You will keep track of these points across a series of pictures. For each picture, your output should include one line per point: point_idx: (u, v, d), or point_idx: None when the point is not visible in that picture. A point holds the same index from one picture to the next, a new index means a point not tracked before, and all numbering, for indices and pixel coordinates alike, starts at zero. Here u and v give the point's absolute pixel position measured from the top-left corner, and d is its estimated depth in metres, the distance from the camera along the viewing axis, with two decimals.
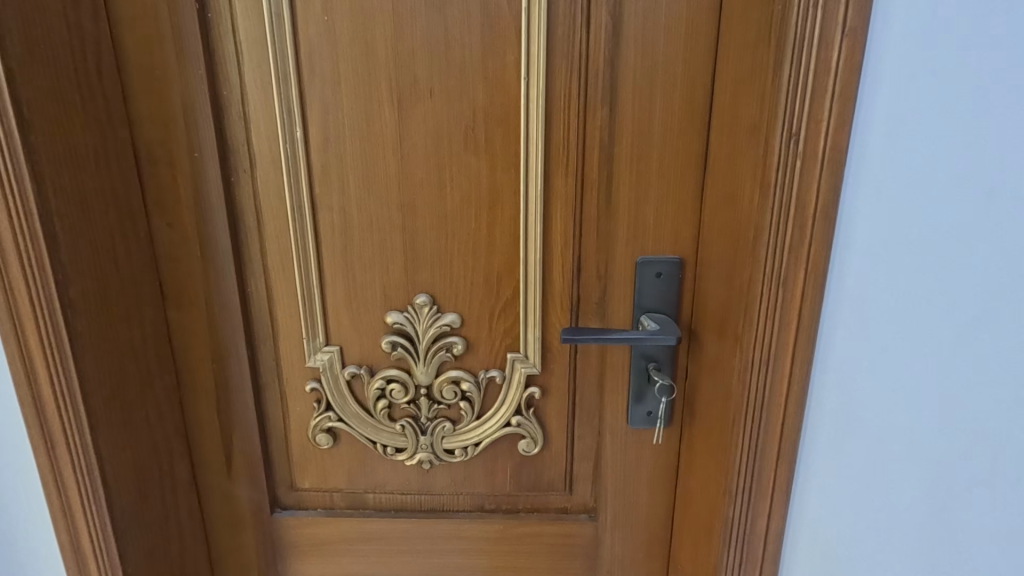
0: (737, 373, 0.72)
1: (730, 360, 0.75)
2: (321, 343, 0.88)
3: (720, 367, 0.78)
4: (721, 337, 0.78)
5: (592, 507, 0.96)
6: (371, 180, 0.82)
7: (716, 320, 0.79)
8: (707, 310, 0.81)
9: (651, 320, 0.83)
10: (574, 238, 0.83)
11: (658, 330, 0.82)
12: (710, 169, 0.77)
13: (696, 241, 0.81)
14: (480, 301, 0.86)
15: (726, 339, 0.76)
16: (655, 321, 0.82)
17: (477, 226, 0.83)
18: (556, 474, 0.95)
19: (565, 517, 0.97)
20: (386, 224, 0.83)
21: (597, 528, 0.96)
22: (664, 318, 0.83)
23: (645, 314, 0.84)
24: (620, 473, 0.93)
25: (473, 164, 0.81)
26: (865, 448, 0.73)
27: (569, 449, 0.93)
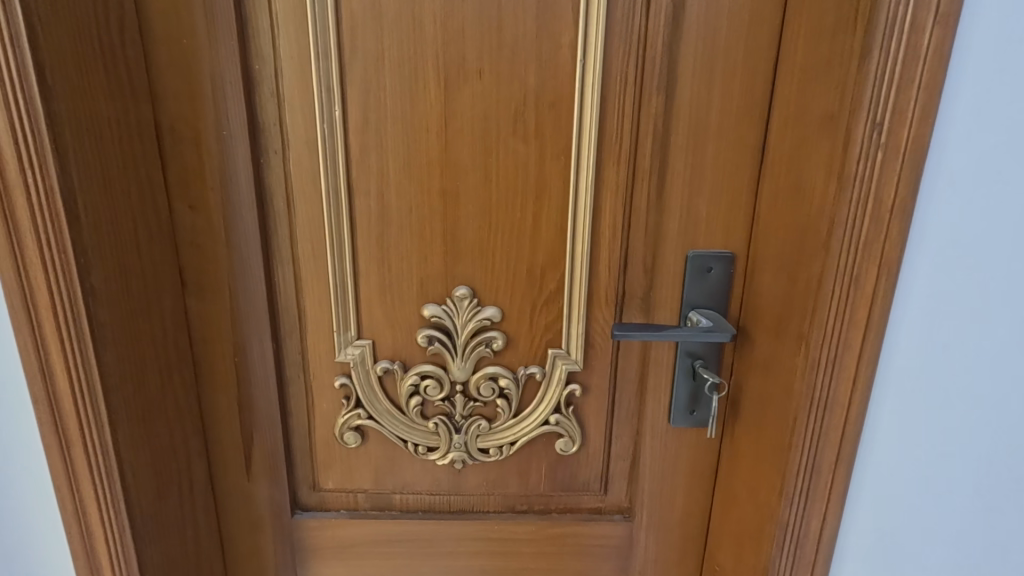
0: (797, 373, 0.70)
1: (788, 360, 0.72)
2: (352, 337, 0.84)
3: (774, 366, 0.75)
4: (775, 334, 0.75)
5: (626, 508, 0.94)
6: (411, 166, 0.77)
7: (770, 319, 0.76)
8: (759, 306, 0.78)
9: (702, 317, 0.80)
10: (623, 229, 0.80)
11: (710, 328, 0.79)
12: (769, 159, 0.74)
13: (753, 234, 0.78)
14: (522, 296, 0.83)
15: (783, 337, 0.73)
16: (706, 318, 0.80)
17: (522, 216, 0.79)
18: (592, 473, 0.92)
19: (599, 517, 0.94)
20: (426, 212, 0.79)
21: (631, 529, 0.94)
22: (714, 316, 0.80)
23: (694, 311, 0.81)
24: (658, 473, 0.91)
25: (520, 150, 0.77)
26: (920, 451, 0.71)
27: (606, 448, 0.90)
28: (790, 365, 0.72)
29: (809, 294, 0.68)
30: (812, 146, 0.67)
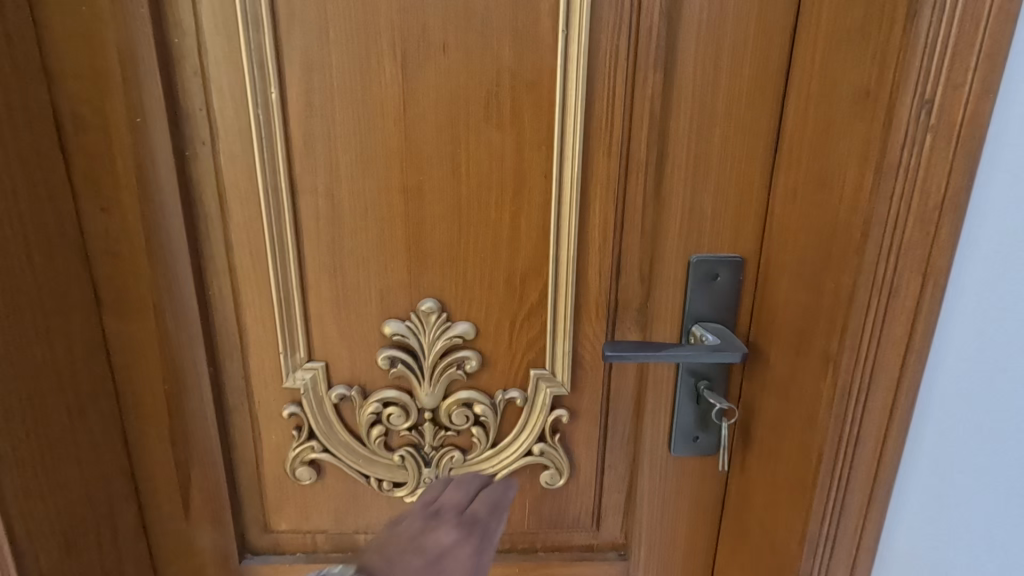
0: (820, 400, 0.59)
1: (807, 384, 0.60)
2: (302, 359, 0.72)
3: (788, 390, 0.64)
4: (789, 352, 0.64)
5: (622, 545, 0.82)
6: (365, 157, 0.65)
7: (784, 333, 0.65)
8: (771, 320, 0.67)
9: (707, 333, 0.69)
10: (616, 230, 0.69)
11: (716, 345, 0.68)
12: (786, 147, 0.63)
13: (768, 234, 0.67)
14: (499, 308, 0.72)
15: (801, 357, 0.62)
16: (711, 334, 0.69)
17: (497, 216, 0.68)
18: (582, 508, 0.81)
19: (591, 556, 0.83)
20: (384, 211, 0.67)
21: (628, 569, 0.83)
22: (721, 331, 0.70)
23: (697, 325, 0.70)
24: (657, 507, 0.80)
25: (494, 138, 0.65)
26: (992, 506, 0.56)
27: (598, 479, 0.79)
28: (809, 391, 0.60)
29: (833, 306, 0.56)
30: (840, 130, 0.55)
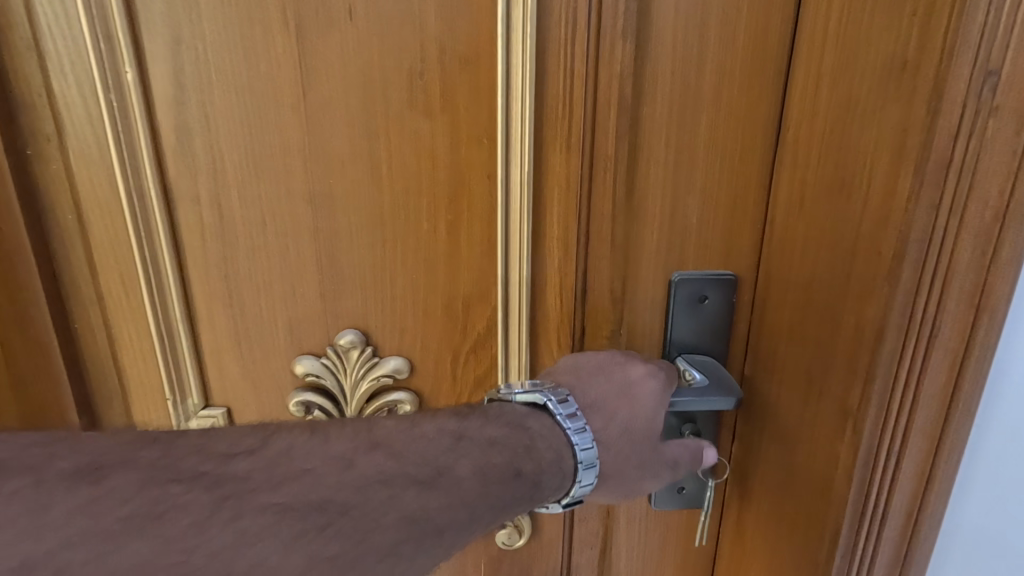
0: (833, 464, 0.46)
1: (816, 442, 0.48)
2: (195, 405, 0.59)
3: (791, 446, 0.51)
4: (792, 400, 0.51)
5: None
6: (258, 155, 0.51)
7: (785, 376, 0.51)
8: (770, 356, 0.54)
9: (692, 369, 0.56)
10: (580, 243, 0.55)
11: (701, 386, 0.55)
12: (790, 140, 0.50)
13: (766, 249, 0.54)
14: (438, 340, 0.58)
15: (807, 405, 0.49)
16: (696, 371, 0.56)
17: (430, 228, 0.54)
18: (547, 569, 0.68)
19: None
20: (286, 224, 0.54)
21: None
22: (709, 366, 0.56)
23: (681, 358, 0.57)
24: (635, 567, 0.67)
25: (421, 130, 0.52)
26: None
27: (566, 537, 0.66)
28: (819, 452, 0.47)
29: (851, 348, 0.43)
30: (861, 117, 0.42)
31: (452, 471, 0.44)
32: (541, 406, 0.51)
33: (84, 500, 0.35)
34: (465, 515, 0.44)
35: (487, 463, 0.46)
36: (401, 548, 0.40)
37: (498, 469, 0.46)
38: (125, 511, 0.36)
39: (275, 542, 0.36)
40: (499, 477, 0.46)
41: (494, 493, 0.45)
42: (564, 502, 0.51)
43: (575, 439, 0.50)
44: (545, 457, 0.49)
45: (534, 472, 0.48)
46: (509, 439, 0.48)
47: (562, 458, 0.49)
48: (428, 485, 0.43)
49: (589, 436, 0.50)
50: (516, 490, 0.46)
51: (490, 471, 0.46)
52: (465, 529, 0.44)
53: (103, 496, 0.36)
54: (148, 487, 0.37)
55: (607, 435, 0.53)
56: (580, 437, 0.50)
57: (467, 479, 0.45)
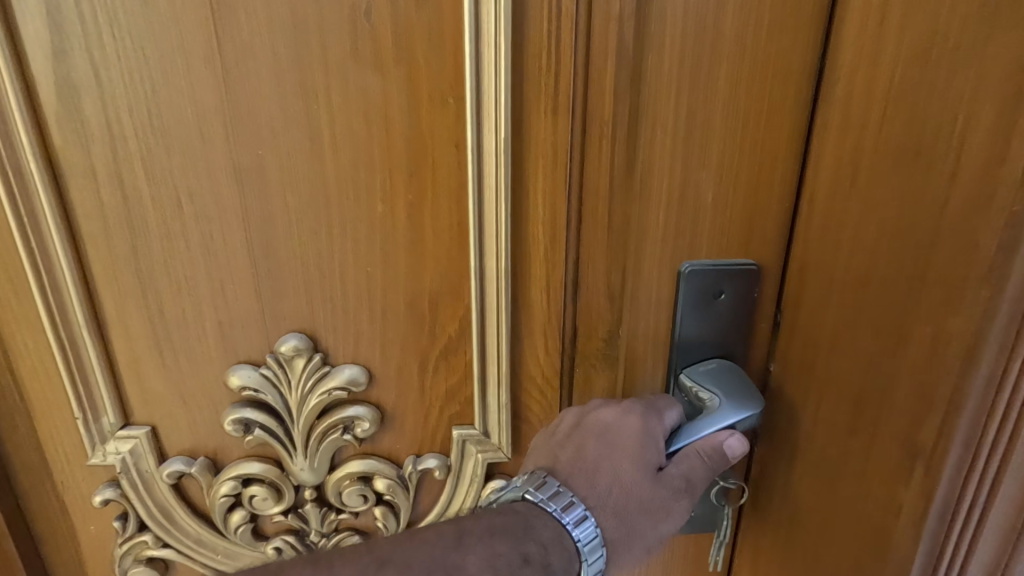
0: (894, 508, 0.38)
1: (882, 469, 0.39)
2: (111, 425, 0.49)
3: (832, 478, 0.43)
4: (834, 424, 0.42)
5: None
6: (165, 121, 0.41)
7: (827, 394, 0.43)
8: (805, 366, 0.45)
9: (704, 388, 0.47)
10: (570, 229, 0.46)
11: (716, 409, 0.47)
12: (836, 97, 0.40)
13: (800, 236, 0.45)
14: (401, 345, 0.49)
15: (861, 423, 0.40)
16: (709, 390, 0.47)
17: (385, 211, 0.45)
18: None
19: None
20: (206, 206, 0.43)
21: None
22: (726, 379, 0.47)
23: (687, 371, 0.49)
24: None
25: (370, 87, 0.41)
26: None
27: None
28: (874, 492, 0.39)
29: (924, 368, 0.35)
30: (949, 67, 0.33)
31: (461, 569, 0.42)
32: (522, 498, 0.46)
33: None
34: None
35: (493, 554, 0.43)
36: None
37: (505, 558, 0.42)
38: None
39: None
40: (509, 566, 0.42)
41: None
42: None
43: (566, 520, 0.45)
44: (546, 532, 0.44)
45: (541, 554, 0.43)
46: (507, 524, 0.44)
47: (562, 539, 0.44)
48: None
49: (581, 510, 0.45)
50: None
51: (498, 564, 0.42)
52: None
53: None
54: None
55: (601, 501, 0.46)
56: (569, 516, 0.45)
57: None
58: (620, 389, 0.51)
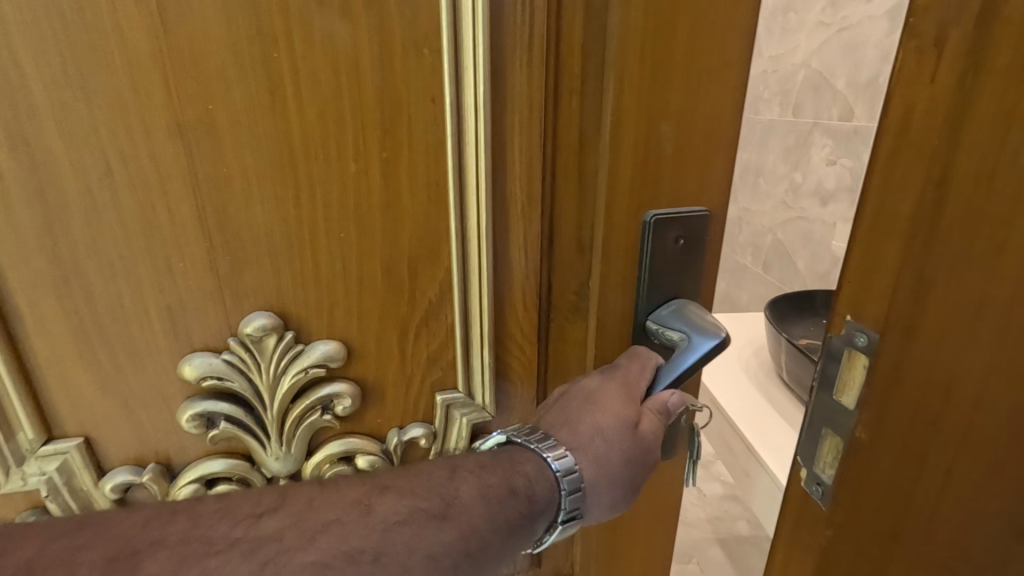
0: None
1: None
2: (31, 442, 0.43)
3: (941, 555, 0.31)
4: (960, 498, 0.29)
5: None
6: (85, 73, 0.35)
7: (961, 462, 0.29)
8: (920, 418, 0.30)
9: (673, 329, 0.49)
10: (544, 186, 0.47)
11: (687, 345, 0.49)
12: (1003, 15, 0.25)
13: (917, 231, 0.30)
14: (379, 316, 0.47)
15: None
16: (677, 329, 0.49)
17: (358, 173, 0.42)
18: None
19: None
20: (144, 172, 0.38)
21: None
22: (694, 318, 0.49)
23: (653, 318, 0.50)
24: (614, 535, 0.61)
25: (337, 38, 0.38)
26: None
27: None
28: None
29: None
30: None
31: (455, 501, 0.42)
32: (508, 440, 0.49)
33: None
34: (471, 550, 0.41)
35: (483, 485, 0.44)
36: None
37: (495, 489, 0.44)
38: None
39: None
40: (498, 497, 0.44)
41: (497, 515, 0.43)
42: (561, 520, 0.47)
43: (551, 457, 0.46)
44: (527, 467, 0.46)
45: (526, 487, 0.45)
46: (495, 462, 0.46)
47: (545, 472, 0.46)
48: (441, 518, 0.42)
49: (565, 451, 0.47)
50: (516, 508, 0.44)
51: (491, 494, 0.44)
52: (494, 554, 0.43)
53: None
54: (190, 543, 0.37)
55: (582, 448, 0.48)
56: (554, 453, 0.47)
57: (468, 505, 0.43)
58: (592, 341, 0.52)
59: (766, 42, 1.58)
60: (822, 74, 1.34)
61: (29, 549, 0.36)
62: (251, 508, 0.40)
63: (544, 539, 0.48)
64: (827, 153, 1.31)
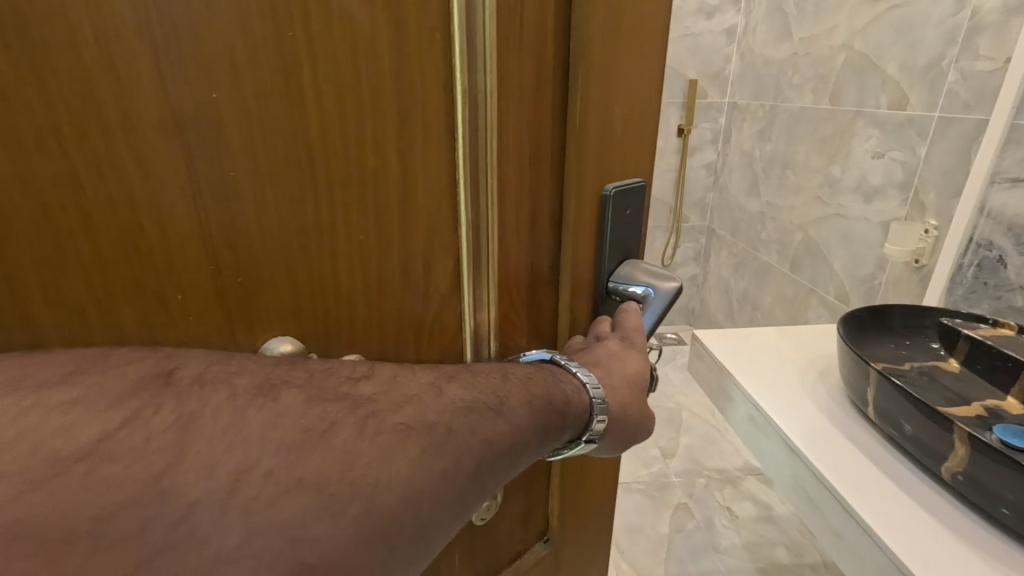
0: None
1: None
2: None
3: None
4: None
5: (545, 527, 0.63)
6: (42, 47, 0.24)
7: None
8: None
9: (632, 284, 0.50)
10: (538, 168, 0.44)
11: (654, 296, 0.50)
12: None
13: None
14: (397, 321, 0.40)
15: None
16: (639, 284, 0.50)
17: (377, 169, 0.34)
18: (513, 512, 0.58)
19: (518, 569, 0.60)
20: (127, 187, 0.27)
21: (556, 559, 0.63)
22: (646, 270, 0.50)
23: (613, 283, 0.51)
24: (591, 476, 0.61)
25: (355, 15, 0.30)
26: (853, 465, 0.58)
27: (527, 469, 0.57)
28: None
29: None
30: None
31: (507, 400, 0.37)
32: (550, 359, 0.45)
33: (271, 415, 0.29)
34: (516, 451, 0.37)
35: (530, 395, 0.39)
36: (490, 469, 0.35)
37: (540, 400, 0.39)
38: (302, 427, 0.29)
39: (407, 462, 0.31)
40: (542, 407, 0.39)
41: (544, 425, 0.39)
42: (584, 439, 0.44)
43: (589, 383, 0.43)
44: (569, 383, 0.43)
45: (564, 402, 0.41)
46: (538, 374, 0.41)
47: (581, 394, 0.43)
48: (495, 412, 0.36)
49: (598, 381, 0.44)
50: (552, 422, 0.40)
51: (536, 403, 0.39)
52: (533, 450, 0.39)
53: (290, 413, 0.30)
54: (315, 406, 0.30)
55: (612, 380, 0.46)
56: (591, 376, 0.44)
57: (518, 412, 0.37)
58: (566, 304, 0.49)
59: (799, 26, 1.52)
60: (867, 57, 1.27)
61: (199, 364, 0.29)
62: (348, 371, 0.33)
63: (561, 453, 0.45)
64: (873, 145, 1.25)
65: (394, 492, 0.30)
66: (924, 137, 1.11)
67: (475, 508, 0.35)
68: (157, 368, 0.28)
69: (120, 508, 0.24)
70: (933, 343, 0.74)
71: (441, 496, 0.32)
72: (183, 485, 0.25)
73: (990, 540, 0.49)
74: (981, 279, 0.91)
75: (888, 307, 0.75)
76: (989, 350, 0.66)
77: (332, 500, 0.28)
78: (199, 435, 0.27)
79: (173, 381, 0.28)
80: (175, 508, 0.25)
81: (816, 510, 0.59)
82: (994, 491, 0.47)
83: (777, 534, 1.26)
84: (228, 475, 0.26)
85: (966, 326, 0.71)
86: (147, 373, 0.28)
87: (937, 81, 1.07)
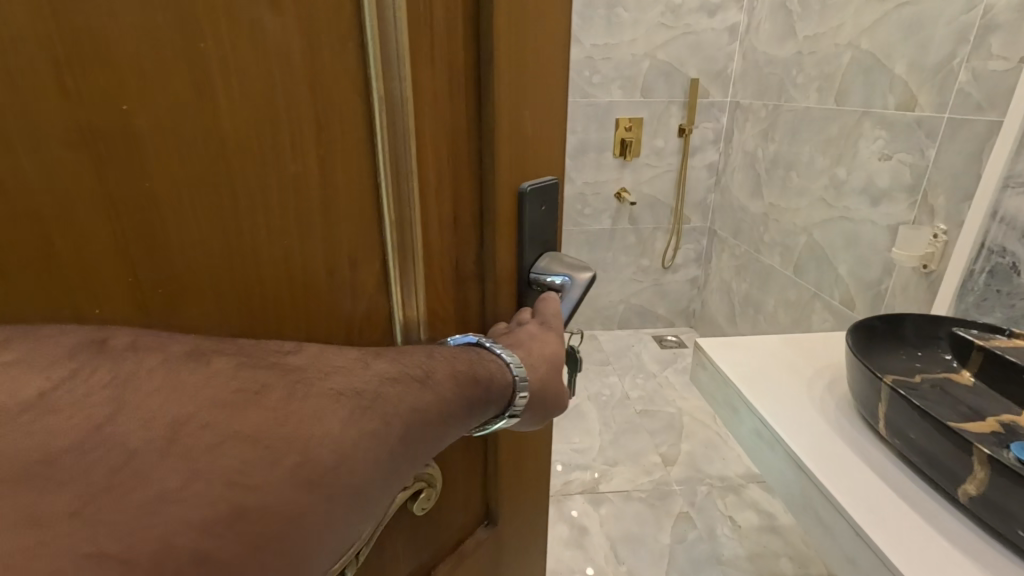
0: None
1: None
2: None
3: None
4: None
5: (489, 513, 0.60)
6: None
7: None
8: None
9: (550, 274, 0.51)
10: (455, 174, 0.42)
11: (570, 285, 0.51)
12: None
13: None
14: (326, 320, 0.37)
15: None
16: (557, 274, 0.51)
17: (297, 172, 0.32)
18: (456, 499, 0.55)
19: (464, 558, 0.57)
20: (31, 195, 0.24)
21: (499, 543, 0.61)
22: (563, 261, 0.52)
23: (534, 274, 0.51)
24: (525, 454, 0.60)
25: (264, 17, 0.28)
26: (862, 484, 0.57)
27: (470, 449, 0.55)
28: None
29: None
30: None
31: (432, 373, 0.36)
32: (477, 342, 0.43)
33: (201, 378, 0.27)
34: (442, 421, 0.36)
35: (455, 369, 0.38)
36: (418, 437, 0.34)
37: (463, 373, 0.39)
38: (235, 385, 0.27)
39: (336, 424, 0.29)
40: (468, 382, 0.39)
41: (467, 401, 0.38)
42: (507, 414, 0.43)
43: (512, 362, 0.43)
44: (490, 365, 0.42)
45: (487, 377, 0.41)
46: (457, 354, 0.40)
47: (504, 373, 0.42)
48: (419, 383, 0.35)
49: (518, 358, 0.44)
50: (473, 398, 0.39)
51: (460, 377, 0.38)
52: (459, 423, 0.38)
53: (221, 374, 0.27)
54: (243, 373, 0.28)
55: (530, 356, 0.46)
56: (512, 356, 0.43)
57: (442, 383, 0.36)
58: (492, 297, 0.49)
59: (804, 25, 1.49)
60: (875, 56, 1.24)
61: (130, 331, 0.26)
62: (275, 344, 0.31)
63: (486, 427, 0.44)
64: (880, 147, 1.23)
65: (327, 447, 0.28)
66: (933, 138, 1.09)
67: (406, 475, 0.34)
68: (89, 336, 0.25)
69: (57, 455, 0.23)
70: (946, 355, 0.71)
71: (373, 459, 0.30)
72: (122, 437, 0.24)
73: (1007, 566, 0.47)
74: (993, 287, 0.88)
75: (902, 316, 0.74)
76: (1001, 360, 0.65)
77: (268, 451, 0.27)
78: (135, 392, 0.25)
79: (108, 348, 0.25)
80: (114, 453, 0.23)
81: (826, 532, 0.57)
82: (1011, 512, 0.46)
83: (780, 545, 1.24)
84: (163, 426, 0.25)
85: (979, 337, 0.68)
86: (81, 339, 0.25)
87: (947, 81, 1.05)
